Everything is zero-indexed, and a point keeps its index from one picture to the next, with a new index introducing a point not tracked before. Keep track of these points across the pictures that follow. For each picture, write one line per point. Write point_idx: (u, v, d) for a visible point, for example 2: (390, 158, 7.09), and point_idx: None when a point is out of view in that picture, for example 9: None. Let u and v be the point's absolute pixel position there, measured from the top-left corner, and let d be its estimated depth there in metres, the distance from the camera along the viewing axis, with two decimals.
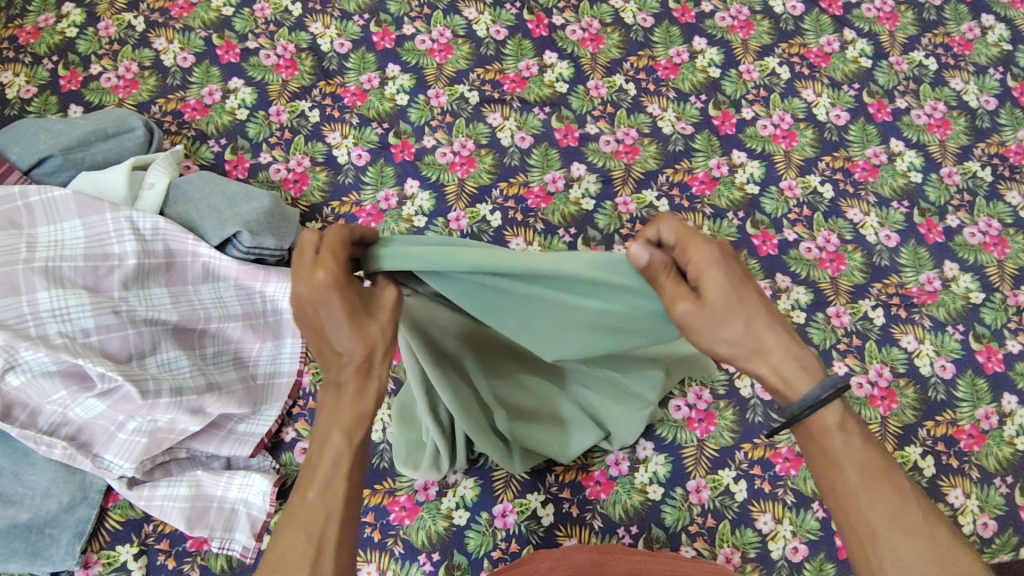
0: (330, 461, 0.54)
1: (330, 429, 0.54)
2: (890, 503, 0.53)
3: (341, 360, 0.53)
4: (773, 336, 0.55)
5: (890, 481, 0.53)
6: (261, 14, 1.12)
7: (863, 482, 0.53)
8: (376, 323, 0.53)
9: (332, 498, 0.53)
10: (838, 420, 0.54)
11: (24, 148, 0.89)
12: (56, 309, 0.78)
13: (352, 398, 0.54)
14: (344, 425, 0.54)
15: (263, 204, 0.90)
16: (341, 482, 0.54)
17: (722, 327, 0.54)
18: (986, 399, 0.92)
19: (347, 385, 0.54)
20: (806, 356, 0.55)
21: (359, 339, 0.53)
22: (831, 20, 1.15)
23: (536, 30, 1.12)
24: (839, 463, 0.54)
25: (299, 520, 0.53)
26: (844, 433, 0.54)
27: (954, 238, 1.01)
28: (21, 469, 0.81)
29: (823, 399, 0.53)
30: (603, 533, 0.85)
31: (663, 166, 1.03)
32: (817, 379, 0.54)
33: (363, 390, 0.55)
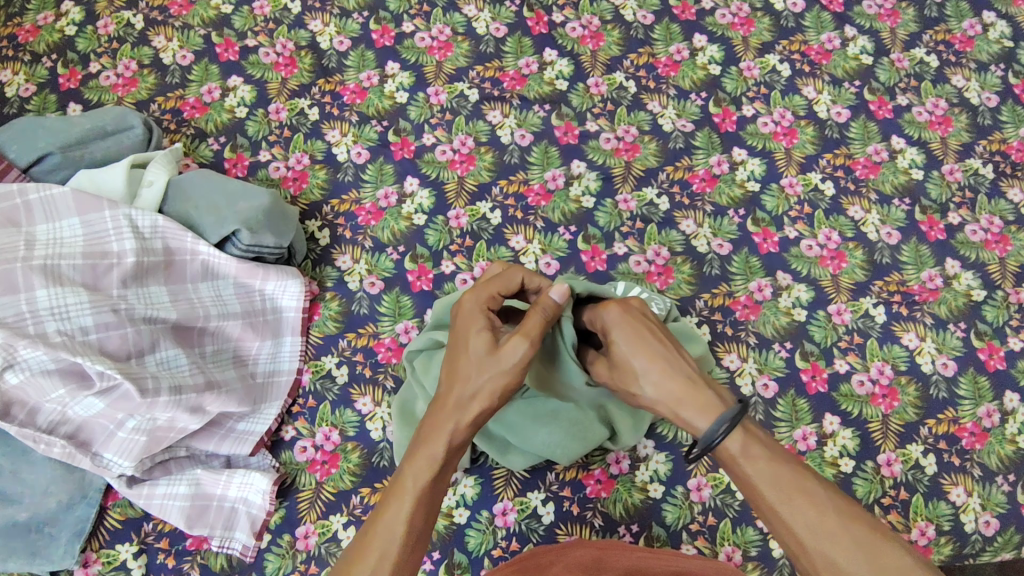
0: (404, 494, 0.59)
1: (409, 468, 0.61)
2: (806, 509, 0.58)
3: (446, 401, 0.64)
4: (672, 385, 0.67)
5: (802, 492, 0.59)
6: (261, 12, 1.12)
7: (778, 497, 0.59)
8: (485, 366, 0.64)
9: (398, 519, 0.58)
10: (740, 446, 0.62)
11: (24, 146, 0.89)
12: (56, 307, 0.78)
13: (433, 444, 0.61)
14: (421, 467, 0.60)
15: (263, 202, 0.89)
16: (405, 516, 0.58)
17: (653, 370, 0.68)
18: (988, 397, 0.92)
19: (436, 428, 0.62)
20: (707, 394, 0.66)
21: (470, 376, 0.64)
22: (832, 17, 1.15)
23: (536, 27, 1.12)
24: (755, 486, 0.60)
25: (363, 543, 0.57)
26: (756, 458, 0.61)
27: (956, 236, 1.01)
28: (19, 468, 0.81)
29: (719, 432, 0.62)
30: (603, 531, 0.85)
31: (664, 164, 1.03)
32: (719, 415, 0.64)
33: (441, 437, 0.62)
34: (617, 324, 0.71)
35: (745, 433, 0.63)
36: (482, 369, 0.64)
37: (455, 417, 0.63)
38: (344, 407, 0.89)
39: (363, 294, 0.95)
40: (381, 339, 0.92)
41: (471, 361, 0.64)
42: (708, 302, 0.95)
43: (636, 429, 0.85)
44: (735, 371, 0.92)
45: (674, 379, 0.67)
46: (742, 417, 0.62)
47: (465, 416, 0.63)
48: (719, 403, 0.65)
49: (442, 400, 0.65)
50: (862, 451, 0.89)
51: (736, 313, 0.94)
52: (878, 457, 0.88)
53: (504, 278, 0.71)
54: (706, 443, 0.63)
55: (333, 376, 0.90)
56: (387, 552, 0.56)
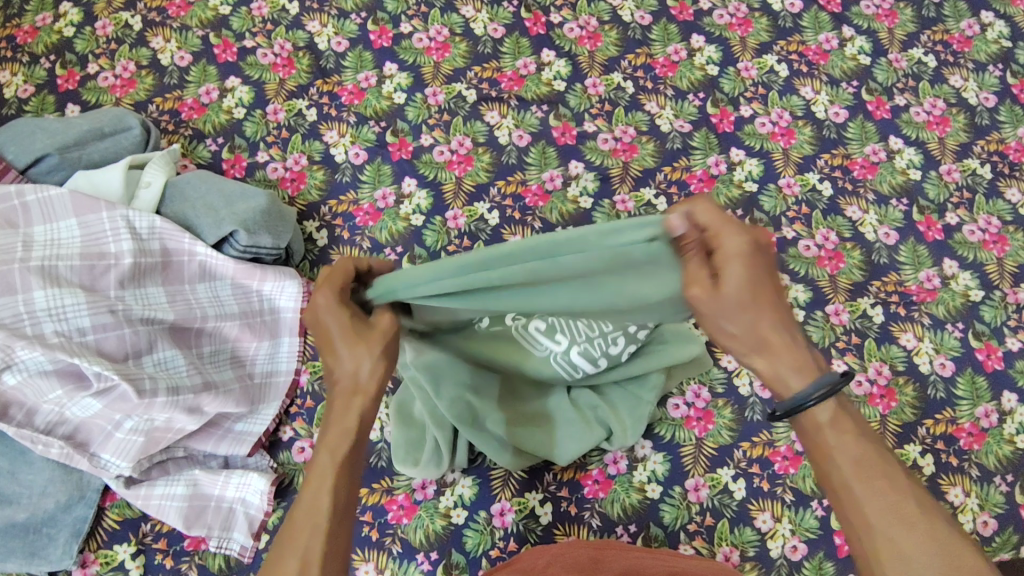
0: (319, 479, 0.56)
1: (322, 446, 0.58)
2: (888, 494, 0.52)
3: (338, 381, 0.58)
4: (780, 335, 0.56)
5: (884, 475, 0.53)
6: (258, 13, 1.12)
7: (858, 474, 0.53)
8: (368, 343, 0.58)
9: (321, 499, 0.55)
10: (830, 415, 0.56)
11: (21, 147, 0.89)
12: (52, 308, 0.78)
13: (341, 417, 0.58)
14: (334, 447, 0.57)
15: (260, 202, 0.90)
16: (327, 496, 0.55)
17: (749, 318, 0.55)
18: (986, 398, 0.92)
19: (339, 406, 0.58)
20: (806, 354, 0.57)
21: (352, 356, 0.58)
22: (830, 17, 1.15)
23: (534, 28, 1.12)
24: (833, 456, 0.55)
25: (290, 527, 0.55)
26: (841, 431, 0.55)
27: (953, 236, 1.01)
28: (18, 469, 0.81)
29: (816, 395, 0.55)
30: (601, 531, 0.85)
31: (661, 164, 1.03)
32: (809, 380, 0.56)
33: (350, 413, 0.58)
34: (744, 254, 0.53)
35: (839, 402, 0.56)
36: (364, 345, 0.58)
37: (355, 394, 0.58)
38: None
39: None
40: None
41: (344, 336, 0.58)
42: None
43: (635, 427, 0.85)
44: (732, 372, 0.92)
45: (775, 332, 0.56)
46: (849, 381, 0.55)
47: (365, 391, 0.58)
48: (817, 364, 0.57)
49: (333, 385, 0.59)
50: None
51: None
52: None
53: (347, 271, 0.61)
54: (793, 404, 0.56)
55: None
56: (318, 529, 0.54)
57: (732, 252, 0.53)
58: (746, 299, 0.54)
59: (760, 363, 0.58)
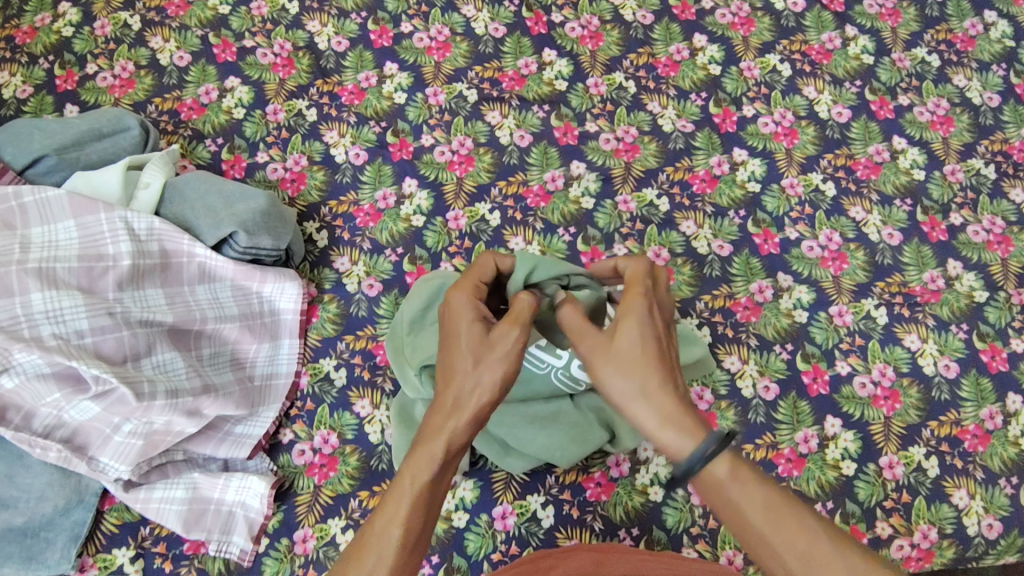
0: (394, 506, 0.53)
1: (408, 467, 0.55)
2: (801, 539, 0.49)
3: (443, 398, 0.57)
4: (664, 396, 0.55)
5: (793, 516, 0.50)
6: (258, 12, 1.11)
7: (769, 525, 0.50)
8: (481, 360, 0.58)
9: (393, 524, 0.52)
10: (726, 468, 0.52)
11: (18, 148, 0.88)
12: (51, 310, 0.77)
13: (432, 441, 0.56)
14: (420, 467, 0.55)
15: (259, 203, 0.89)
16: (399, 523, 0.52)
17: (628, 376, 0.56)
18: (990, 399, 0.91)
19: (435, 428, 0.56)
20: (689, 418, 0.54)
21: (464, 372, 0.58)
22: (833, 16, 1.14)
23: (535, 27, 1.11)
24: (741, 511, 0.51)
25: (358, 547, 0.52)
26: (740, 482, 0.51)
27: (958, 236, 1.00)
28: (15, 473, 0.79)
29: (707, 455, 0.51)
30: (603, 535, 0.84)
31: (664, 165, 1.02)
32: (690, 448, 0.53)
33: (441, 435, 0.56)
34: (640, 317, 0.57)
35: (732, 451, 0.52)
36: (475, 361, 0.58)
37: (455, 416, 0.56)
38: (342, 410, 0.88)
39: (362, 296, 0.94)
40: (379, 341, 0.91)
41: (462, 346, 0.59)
42: (708, 304, 0.94)
43: (636, 431, 0.84)
44: (735, 373, 0.91)
45: (653, 394, 0.55)
46: (729, 443, 0.52)
47: (465, 415, 0.56)
48: (705, 425, 0.54)
49: (437, 402, 0.58)
50: (864, 453, 0.88)
51: (737, 315, 0.94)
52: (880, 459, 0.88)
53: (480, 268, 0.68)
54: (684, 467, 0.53)
55: (331, 379, 0.90)
56: (384, 556, 0.51)
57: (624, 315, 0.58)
58: (632, 355, 0.56)
59: (645, 421, 0.55)
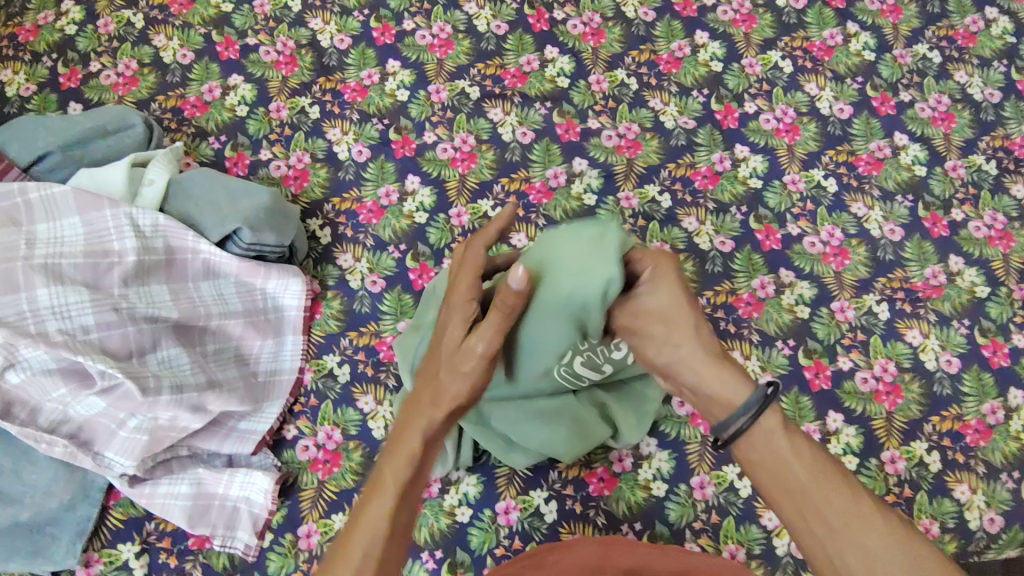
0: (380, 499, 0.56)
1: (389, 461, 0.58)
2: (843, 494, 0.52)
3: (422, 397, 0.61)
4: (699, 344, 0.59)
5: (837, 477, 0.53)
6: (261, 10, 1.12)
7: (812, 479, 0.53)
8: (456, 360, 0.61)
9: (379, 516, 0.55)
10: (777, 423, 0.55)
11: (24, 145, 0.89)
12: (56, 306, 0.78)
13: (410, 435, 0.59)
14: (402, 459, 0.57)
15: (264, 200, 0.89)
16: (386, 514, 0.55)
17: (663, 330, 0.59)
18: (992, 394, 0.92)
19: (413, 424, 0.59)
20: (730, 370, 0.58)
21: (443, 374, 0.61)
22: (834, 13, 1.14)
23: (536, 25, 1.12)
24: (786, 463, 0.54)
25: (344, 542, 0.54)
26: (788, 437, 0.55)
27: (959, 232, 1.00)
28: (21, 468, 0.80)
29: (757, 404, 0.55)
30: (606, 529, 0.84)
31: (666, 161, 1.03)
32: (735, 405, 0.57)
33: (417, 430, 0.59)
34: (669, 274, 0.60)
35: (779, 412, 0.56)
36: (454, 361, 0.61)
37: (434, 411, 0.60)
38: (346, 406, 0.89)
39: (365, 293, 0.94)
40: (382, 337, 0.92)
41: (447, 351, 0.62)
42: (710, 300, 0.95)
43: (638, 425, 0.85)
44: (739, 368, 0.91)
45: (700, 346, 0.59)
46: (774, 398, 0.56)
47: (443, 410, 0.60)
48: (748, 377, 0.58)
49: (417, 401, 0.61)
50: (866, 449, 0.88)
51: (739, 310, 0.94)
52: (883, 454, 0.88)
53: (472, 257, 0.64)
54: (737, 417, 0.56)
55: (335, 375, 0.90)
56: (371, 547, 0.53)
57: (639, 277, 0.61)
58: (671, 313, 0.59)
59: (698, 376, 0.59)
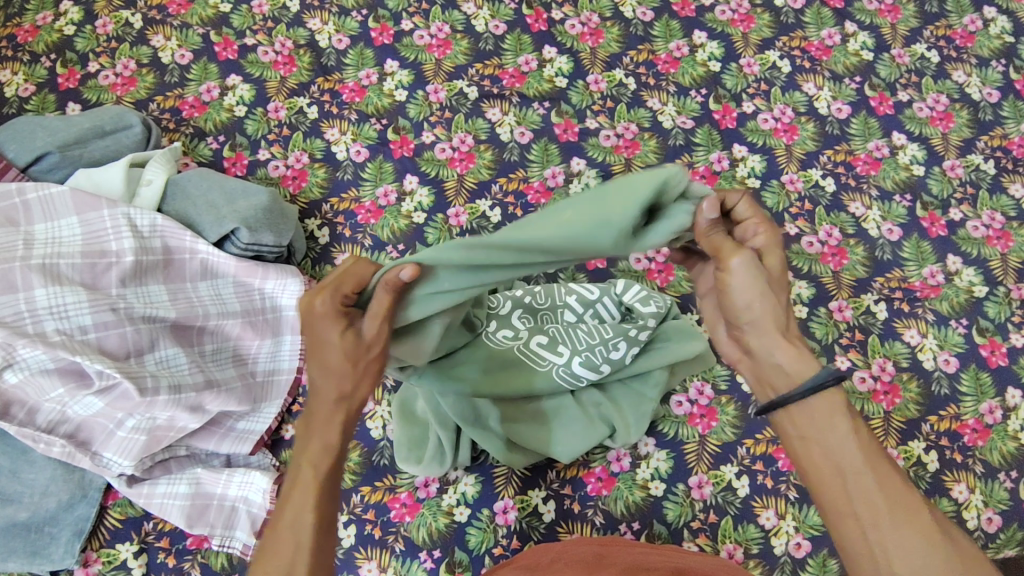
0: (298, 498, 0.53)
1: (303, 458, 0.54)
2: (888, 477, 0.51)
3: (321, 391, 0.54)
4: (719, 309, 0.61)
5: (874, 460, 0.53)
6: (259, 10, 1.12)
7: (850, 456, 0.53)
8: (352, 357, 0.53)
9: (301, 517, 0.52)
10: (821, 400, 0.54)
11: (22, 145, 0.89)
12: (54, 306, 0.78)
13: (325, 432, 0.54)
14: (318, 454, 0.54)
15: (262, 200, 0.90)
16: (308, 512, 0.52)
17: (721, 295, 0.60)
18: (990, 394, 0.92)
19: (321, 419, 0.54)
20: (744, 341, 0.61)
21: (332, 367, 0.53)
22: (832, 13, 1.15)
23: (535, 25, 1.12)
24: (825, 441, 0.53)
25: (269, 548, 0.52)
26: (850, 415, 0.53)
27: (957, 232, 1.00)
28: (19, 468, 0.81)
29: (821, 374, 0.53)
30: (604, 529, 0.84)
31: (664, 160, 1.03)
32: (802, 379, 0.54)
33: (331, 426, 0.54)
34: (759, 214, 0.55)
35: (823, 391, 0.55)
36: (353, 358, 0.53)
37: (340, 404, 0.54)
38: None
39: None
40: None
41: (330, 355, 0.53)
42: None
43: (638, 425, 0.85)
44: None
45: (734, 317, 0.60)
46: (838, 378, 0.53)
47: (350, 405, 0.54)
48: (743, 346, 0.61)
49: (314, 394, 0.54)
50: None
51: None
52: None
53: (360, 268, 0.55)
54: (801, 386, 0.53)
55: None
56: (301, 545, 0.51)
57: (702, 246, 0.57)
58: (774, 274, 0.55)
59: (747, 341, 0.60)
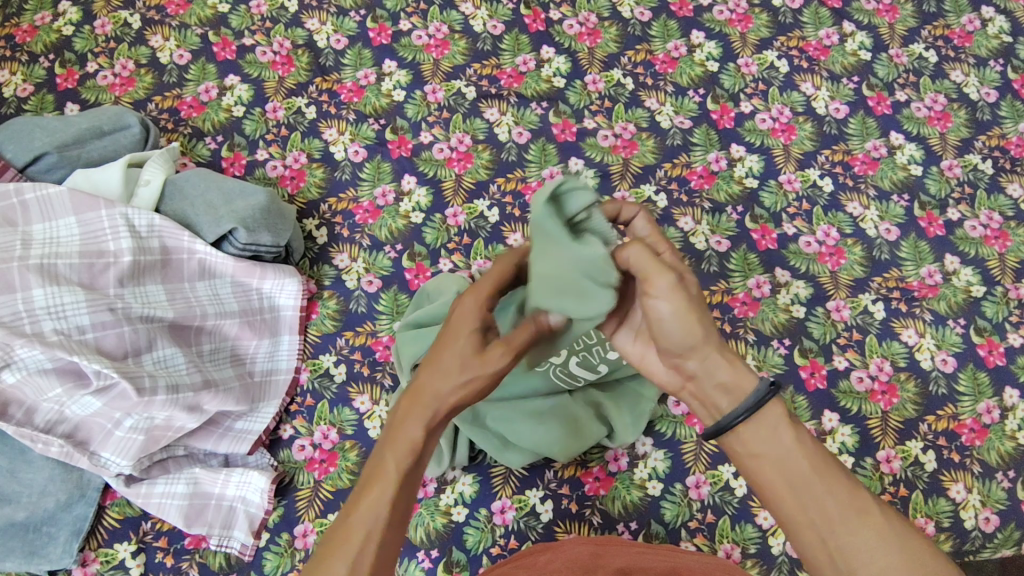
0: (379, 489, 0.51)
1: (391, 447, 0.52)
2: (842, 487, 0.51)
3: (425, 386, 0.53)
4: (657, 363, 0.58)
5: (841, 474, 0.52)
6: (257, 11, 1.12)
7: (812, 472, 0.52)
8: (468, 364, 0.53)
9: (377, 510, 0.51)
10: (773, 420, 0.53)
11: (20, 146, 0.89)
12: (52, 306, 0.78)
13: (414, 424, 0.52)
14: (403, 448, 0.52)
15: (259, 200, 0.90)
16: (384, 506, 0.51)
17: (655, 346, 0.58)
18: (987, 394, 0.92)
19: (415, 412, 0.53)
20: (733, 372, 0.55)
21: (454, 370, 0.53)
22: (830, 13, 1.15)
23: (533, 24, 1.12)
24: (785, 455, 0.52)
25: (341, 533, 0.50)
26: (794, 428, 0.53)
27: (954, 232, 1.00)
28: (17, 467, 0.81)
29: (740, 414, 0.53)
30: (602, 529, 0.84)
31: (662, 160, 1.03)
32: (743, 396, 0.54)
33: (421, 421, 0.53)
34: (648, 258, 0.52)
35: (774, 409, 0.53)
36: (463, 363, 0.53)
37: (435, 405, 0.53)
38: (342, 405, 0.88)
39: (361, 292, 0.94)
40: (379, 337, 0.92)
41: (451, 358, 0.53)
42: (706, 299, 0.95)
43: (635, 426, 0.85)
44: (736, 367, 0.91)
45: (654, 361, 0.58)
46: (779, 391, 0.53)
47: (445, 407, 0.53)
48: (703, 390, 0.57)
49: (416, 385, 0.54)
50: (861, 448, 0.88)
51: (735, 310, 0.94)
52: (878, 453, 0.88)
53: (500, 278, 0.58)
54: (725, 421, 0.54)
55: (331, 375, 0.90)
56: (368, 539, 0.50)
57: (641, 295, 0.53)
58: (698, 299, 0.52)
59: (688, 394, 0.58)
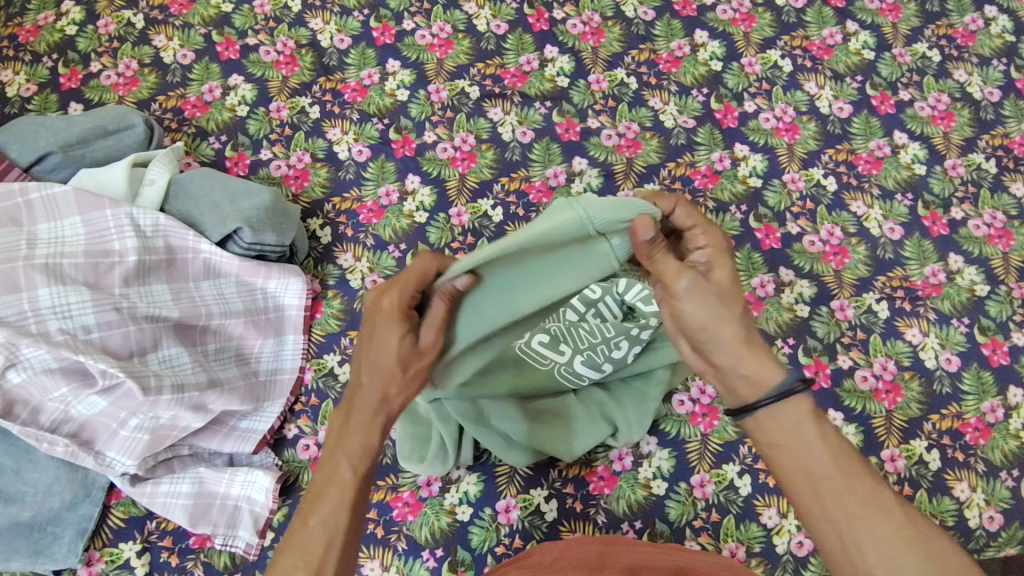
0: (336, 494, 0.56)
1: (343, 453, 0.57)
2: (862, 487, 0.51)
3: (368, 391, 0.58)
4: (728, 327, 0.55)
5: (862, 471, 0.52)
6: (261, 10, 1.12)
7: (834, 466, 0.52)
8: (405, 364, 0.58)
9: (337, 516, 0.56)
10: (804, 412, 0.54)
11: (24, 146, 0.89)
12: (57, 306, 0.78)
13: (366, 432, 0.58)
14: (358, 455, 0.57)
15: (264, 199, 0.90)
16: (343, 511, 0.56)
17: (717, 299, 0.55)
18: (991, 393, 0.92)
19: (364, 419, 0.58)
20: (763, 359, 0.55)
21: (391, 369, 0.58)
22: (834, 12, 1.15)
23: (536, 24, 1.12)
24: (808, 450, 0.53)
25: (299, 541, 0.54)
26: (818, 422, 0.53)
27: (958, 231, 1.00)
28: (23, 467, 0.81)
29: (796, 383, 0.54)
30: (607, 528, 0.84)
31: (665, 160, 1.03)
32: (766, 386, 0.55)
33: (373, 429, 0.58)
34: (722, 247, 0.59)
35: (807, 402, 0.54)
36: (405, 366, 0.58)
37: (383, 408, 0.58)
38: None
39: (365, 292, 0.94)
40: None
41: (387, 359, 0.57)
42: None
43: (639, 424, 0.85)
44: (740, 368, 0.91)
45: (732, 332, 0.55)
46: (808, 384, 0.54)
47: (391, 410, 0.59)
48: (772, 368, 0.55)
49: (358, 391, 0.58)
50: (865, 447, 0.88)
51: None
52: (882, 452, 0.88)
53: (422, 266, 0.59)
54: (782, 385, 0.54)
55: (335, 374, 0.90)
56: (329, 542, 0.55)
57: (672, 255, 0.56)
58: (728, 293, 0.56)
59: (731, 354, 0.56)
